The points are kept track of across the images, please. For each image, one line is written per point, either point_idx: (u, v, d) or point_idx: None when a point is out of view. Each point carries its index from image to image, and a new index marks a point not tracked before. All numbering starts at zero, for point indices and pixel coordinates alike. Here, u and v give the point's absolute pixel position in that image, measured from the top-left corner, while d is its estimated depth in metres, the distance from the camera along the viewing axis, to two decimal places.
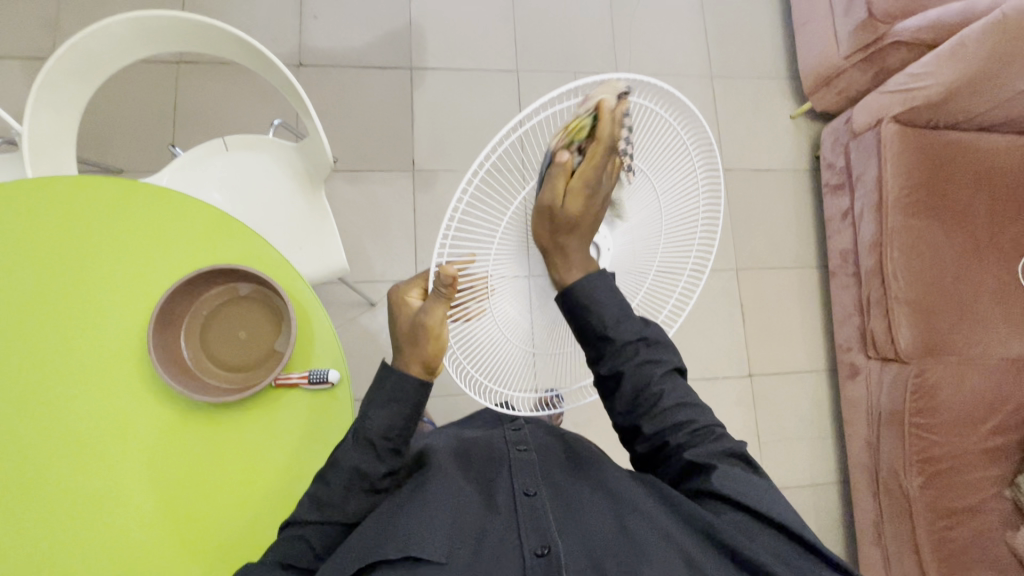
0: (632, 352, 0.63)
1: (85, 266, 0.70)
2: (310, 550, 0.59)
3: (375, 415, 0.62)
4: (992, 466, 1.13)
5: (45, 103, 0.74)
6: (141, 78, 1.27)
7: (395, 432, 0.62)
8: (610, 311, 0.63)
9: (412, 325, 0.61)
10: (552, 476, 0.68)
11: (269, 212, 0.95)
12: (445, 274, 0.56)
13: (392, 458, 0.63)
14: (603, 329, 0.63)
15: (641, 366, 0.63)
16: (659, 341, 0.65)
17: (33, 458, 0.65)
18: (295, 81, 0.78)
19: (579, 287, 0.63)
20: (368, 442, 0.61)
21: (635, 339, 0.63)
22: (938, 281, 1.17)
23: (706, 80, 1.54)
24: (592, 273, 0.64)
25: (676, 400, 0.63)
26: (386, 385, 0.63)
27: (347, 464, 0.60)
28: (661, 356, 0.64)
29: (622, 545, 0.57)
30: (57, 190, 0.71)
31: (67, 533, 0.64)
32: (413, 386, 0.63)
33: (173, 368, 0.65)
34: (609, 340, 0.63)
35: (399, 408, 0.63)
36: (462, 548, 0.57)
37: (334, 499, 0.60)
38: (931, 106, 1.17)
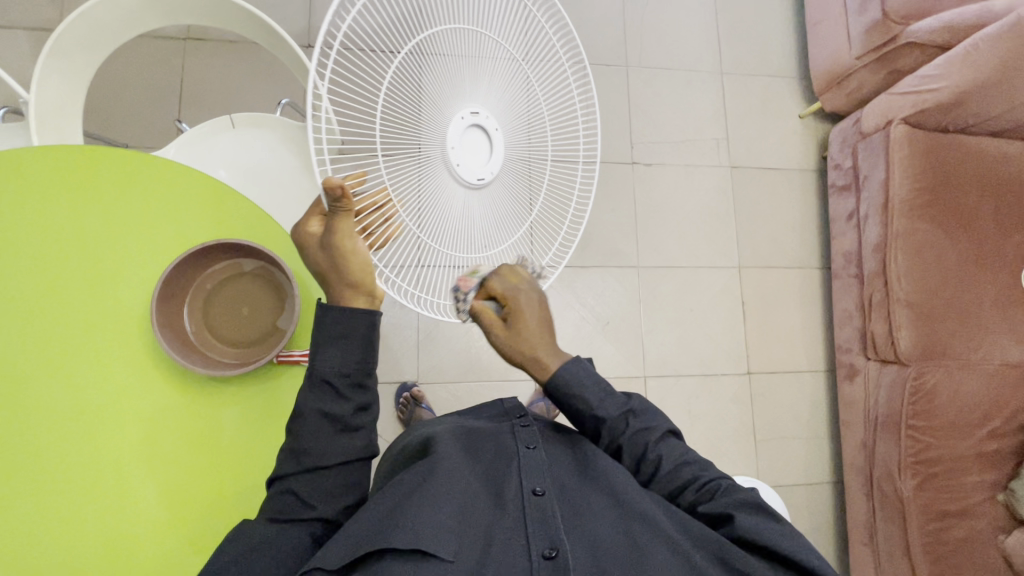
0: (622, 425, 0.70)
1: (89, 238, 0.69)
2: (302, 502, 0.59)
3: (323, 353, 0.60)
4: (986, 471, 1.13)
5: (51, 70, 0.73)
6: (147, 54, 1.26)
7: (350, 368, 0.61)
8: (592, 395, 0.70)
9: (324, 251, 0.60)
10: (561, 472, 0.67)
11: (273, 191, 0.95)
12: (329, 186, 0.54)
13: (357, 394, 0.62)
14: (591, 411, 0.70)
15: (634, 436, 0.69)
16: (646, 410, 0.71)
17: (30, 423, 0.65)
18: (305, 59, 0.76)
19: (561, 376, 0.69)
20: (324, 381, 0.60)
21: (623, 411, 0.70)
22: (942, 285, 1.17)
23: (716, 76, 1.53)
24: (570, 359, 0.70)
25: (673, 461, 0.67)
26: (329, 324, 0.61)
27: (308, 407, 0.60)
28: (652, 422, 0.70)
29: (625, 551, 0.58)
30: (64, 158, 0.70)
31: (62, 503, 0.64)
32: (354, 315, 0.61)
33: (177, 341, 0.65)
34: (601, 420, 0.70)
35: (346, 343, 0.61)
36: (471, 545, 0.57)
37: (310, 447, 0.59)
38: (943, 109, 1.17)
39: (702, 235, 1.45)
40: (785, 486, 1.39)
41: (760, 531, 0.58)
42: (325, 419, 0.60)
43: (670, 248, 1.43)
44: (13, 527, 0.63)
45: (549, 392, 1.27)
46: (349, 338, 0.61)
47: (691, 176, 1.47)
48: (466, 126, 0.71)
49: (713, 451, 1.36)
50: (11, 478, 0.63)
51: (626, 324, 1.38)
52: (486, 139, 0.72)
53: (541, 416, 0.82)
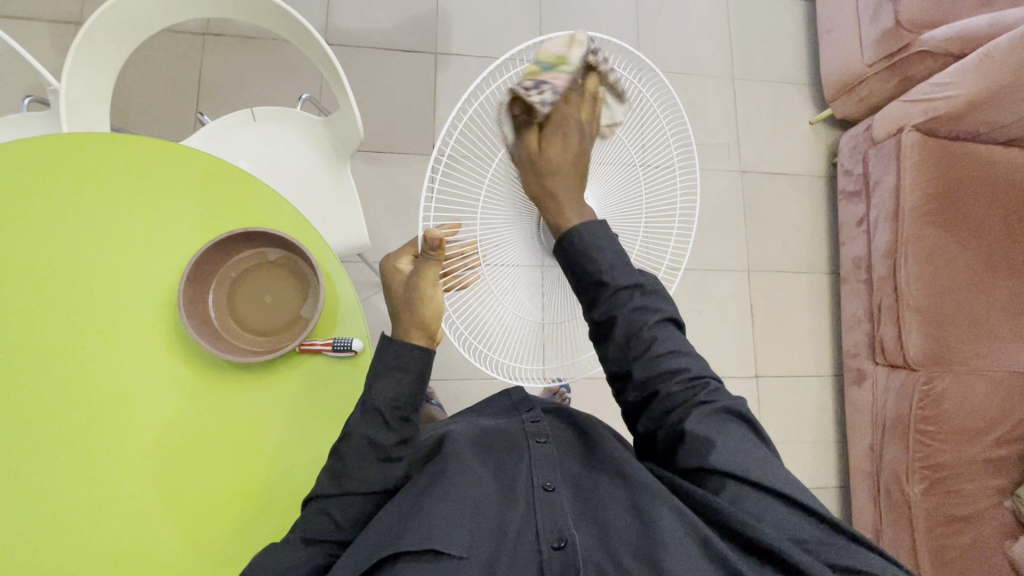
0: (625, 299, 0.64)
1: (114, 225, 0.70)
2: (333, 523, 0.61)
3: (381, 384, 0.61)
4: (993, 477, 1.14)
5: (83, 60, 0.74)
6: (168, 47, 1.27)
7: (402, 401, 0.62)
8: (607, 257, 0.64)
9: (406, 289, 0.63)
10: (569, 470, 0.68)
11: (293, 185, 0.96)
12: (431, 236, 0.59)
13: (404, 427, 0.62)
14: (598, 274, 0.64)
15: (634, 313, 0.63)
16: (654, 290, 0.66)
17: (53, 406, 0.66)
18: (332, 55, 0.77)
19: (579, 233, 0.64)
20: (375, 411, 0.61)
21: (630, 285, 0.64)
22: (951, 291, 1.18)
23: (727, 80, 1.54)
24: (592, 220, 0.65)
25: (671, 348, 0.63)
26: (388, 355, 0.62)
27: (358, 435, 0.60)
28: (656, 304, 0.64)
29: (642, 539, 0.58)
30: (91, 146, 0.71)
31: (83, 493, 0.64)
32: (416, 353, 0.62)
33: (202, 326, 0.66)
34: (603, 285, 0.64)
35: (401, 376, 0.62)
36: (482, 541, 0.58)
37: (351, 471, 0.60)
38: (954, 116, 1.18)
39: (711, 238, 1.46)
40: None
41: (740, 459, 0.59)
42: (371, 447, 0.60)
43: None
44: (31, 509, 0.63)
45: (557, 389, 1.26)
46: (405, 371, 0.62)
47: (701, 179, 1.48)
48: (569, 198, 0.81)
49: None
50: (32, 460, 0.64)
51: None
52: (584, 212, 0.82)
53: (551, 407, 0.81)
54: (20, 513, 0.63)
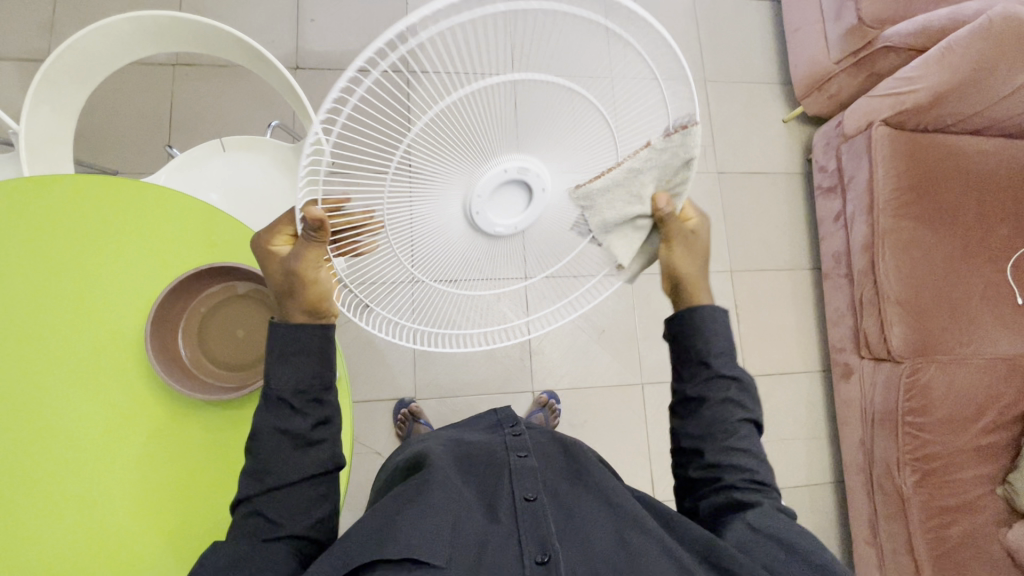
0: (722, 387, 0.64)
1: (77, 265, 0.69)
2: (268, 522, 0.57)
3: (278, 371, 0.58)
4: (984, 465, 1.14)
5: (41, 103, 0.74)
6: (137, 80, 1.27)
7: (306, 383, 0.59)
8: (717, 343, 0.65)
9: (286, 273, 0.57)
10: (553, 480, 0.66)
11: (265, 213, 0.96)
12: (310, 217, 0.50)
13: (316, 409, 0.60)
14: (704, 355, 0.65)
15: (725, 403, 0.64)
16: (749, 388, 0.66)
17: (19, 454, 0.64)
18: (294, 83, 0.78)
19: (695, 313, 0.66)
20: (279, 399, 0.58)
21: (730, 377, 0.65)
22: (930, 282, 1.19)
23: (699, 83, 1.55)
24: (716, 305, 0.66)
25: (747, 447, 0.63)
26: (276, 341, 0.59)
27: (263, 426, 0.58)
28: (747, 403, 0.65)
29: (623, 557, 0.57)
30: (48, 188, 0.70)
31: (61, 537, 0.63)
32: (309, 331, 0.60)
33: (172, 368, 0.65)
34: (706, 367, 0.65)
35: (299, 359, 0.59)
36: (462, 553, 0.56)
37: (269, 465, 0.57)
38: (921, 109, 1.19)
39: None
40: (787, 487, 1.39)
41: (781, 523, 0.58)
42: (282, 437, 0.58)
43: None
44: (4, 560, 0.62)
45: (546, 401, 1.27)
46: (303, 353, 0.59)
47: None
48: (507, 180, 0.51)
49: None
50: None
51: (621, 331, 1.39)
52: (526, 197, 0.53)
53: (534, 425, 0.82)
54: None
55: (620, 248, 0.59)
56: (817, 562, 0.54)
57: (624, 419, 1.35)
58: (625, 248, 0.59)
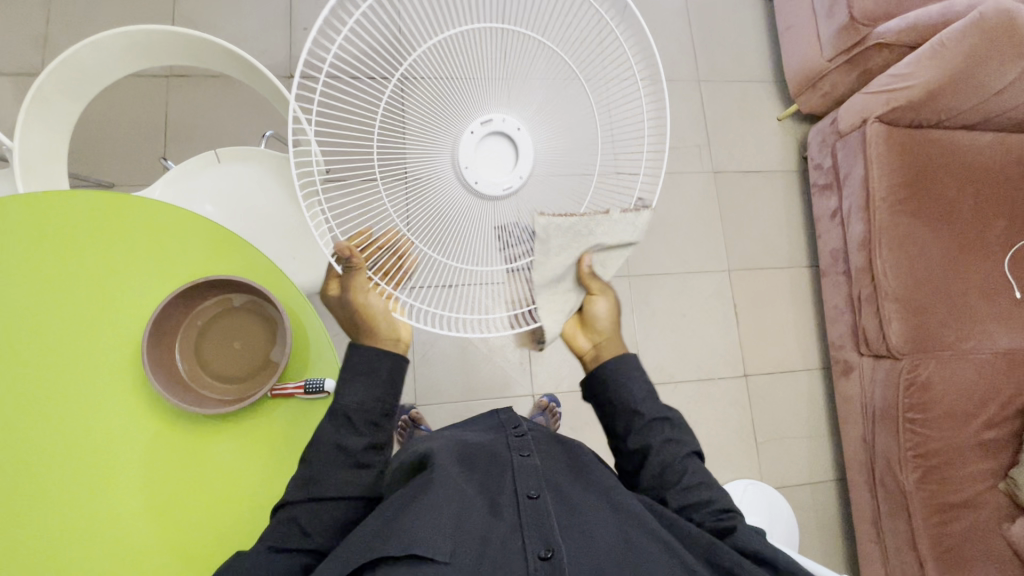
0: (657, 429, 0.71)
1: (77, 278, 0.69)
2: (301, 531, 0.62)
3: (348, 389, 0.67)
4: (986, 459, 1.14)
5: (35, 119, 0.74)
6: (132, 92, 1.27)
7: (368, 407, 0.68)
8: (637, 389, 0.73)
9: (343, 306, 0.69)
10: (554, 479, 0.66)
11: (261, 224, 0.96)
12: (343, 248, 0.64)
13: (371, 431, 0.68)
14: (632, 404, 0.72)
15: (665, 445, 0.70)
16: (680, 423, 0.73)
17: (20, 469, 0.63)
18: (287, 94, 0.78)
19: (613, 366, 0.74)
20: (343, 416, 0.66)
21: (660, 417, 0.72)
22: (928, 278, 1.19)
23: (694, 83, 1.55)
24: (631, 355, 0.75)
25: (697, 479, 0.67)
26: (352, 361, 0.69)
27: (325, 438, 0.65)
28: (680, 436, 0.71)
29: (626, 554, 0.56)
30: (46, 202, 0.70)
31: (62, 555, 0.62)
32: (384, 361, 0.69)
33: (170, 381, 0.65)
34: (638, 415, 0.72)
35: (365, 381, 0.68)
36: (466, 549, 0.55)
37: (319, 475, 0.63)
38: (915, 105, 1.20)
39: (690, 240, 1.47)
40: (790, 485, 1.39)
41: (755, 538, 0.61)
42: (340, 452, 0.65)
43: (659, 255, 1.44)
44: None
45: (546, 404, 1.26)
46: (369, 375, 0.69)
47: (676, 183, 1.49)
48: (479, 137, 0.65)
49: (716, 454, 1.36)
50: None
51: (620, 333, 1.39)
52: (509, 148, 0.66)
53: (536, 425, 0.80)
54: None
55: (546, 304, 0.67)
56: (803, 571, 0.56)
57: None
58: (551, 303, 0.67)
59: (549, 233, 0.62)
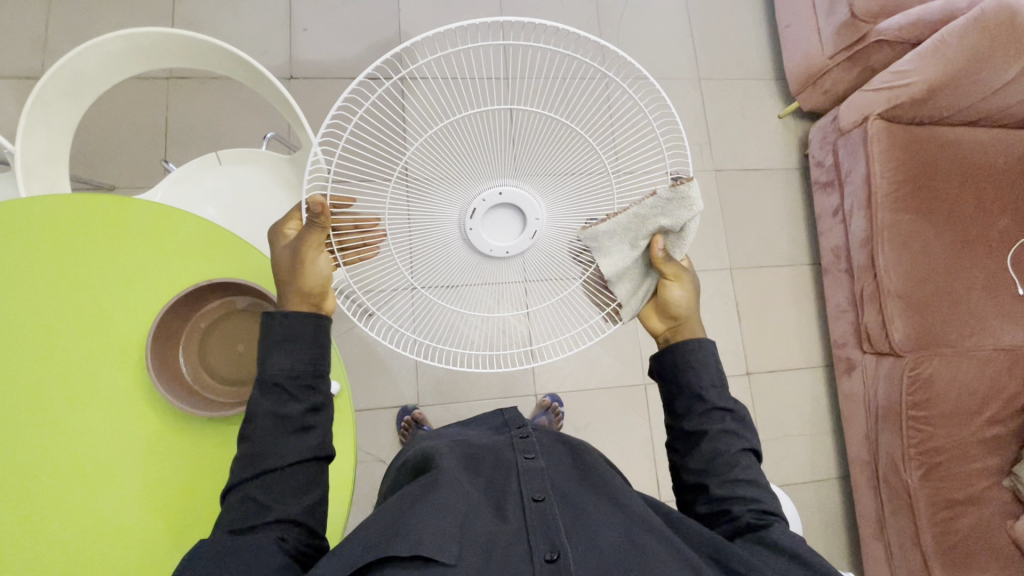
0: (717, 419, 0.67)
1: (80, 282, 0.69)
2: (260, 506, 0.55)
3: (273, 357, 0.59)
4: (990, 456, 1.14)
5: (36, 123, 0.74)
6: (132, 95, 1.27)
7: (300, 370, 0.60)
8: (710, 374, 0.69)
9: (292, 256, 0.63)
10: (559, 479, 0.66)
11: (264, 226, 0.96)
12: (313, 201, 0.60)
13: (310, 395, 0.60)
14: (699, 387, 0.68)
15: (723, 436, 0.65)
16: (744, 419, 0.68)
17: (24, 473, 0.63)
18: (288, 95, 0.78)
19: (685, 346, 0.70)
20: (274, 385, 0.58)
21: (725, 409, 0.67)
22: (930, 275, 1.19)
23: (694, 81, 1.55)
24: (706, 340, 0.71)
25: (750, 476, 0.63)
26: (275, 327, 0.60)
27: (259, 410, 0.57)
28: (741, 431, 0.67)
29: (630, 554, 0.56)
30: (49, 205, 0.70)
31: (67, 559, 0.62)
32: (303, 317, 0.62)
33: (174, 384, 0.65)
34: (701, 399, 0.68)
35: (292, 346, 0.60)
36: (471, 551, 0.55)
37: (262, 446, 0.56)
38: (916, 103, 1.19)
39: (691, 238, 1.47)
40: (793, 483, 1.39)
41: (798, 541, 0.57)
42: (277, 420, 0.57)
43: None
44: None
45: (549, 404, 1.26)
46: (298, 340, 0.61)
47: None
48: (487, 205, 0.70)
49: None
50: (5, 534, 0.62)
51: (622, 332, 1.39)
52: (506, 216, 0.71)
53: (541, 428, 0.80)
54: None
55: (613, 282, 0.71)
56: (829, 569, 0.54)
57: (627, 420, 1.35)
58: (618, 282, 0.71)
59: (598, 253, 0.70)
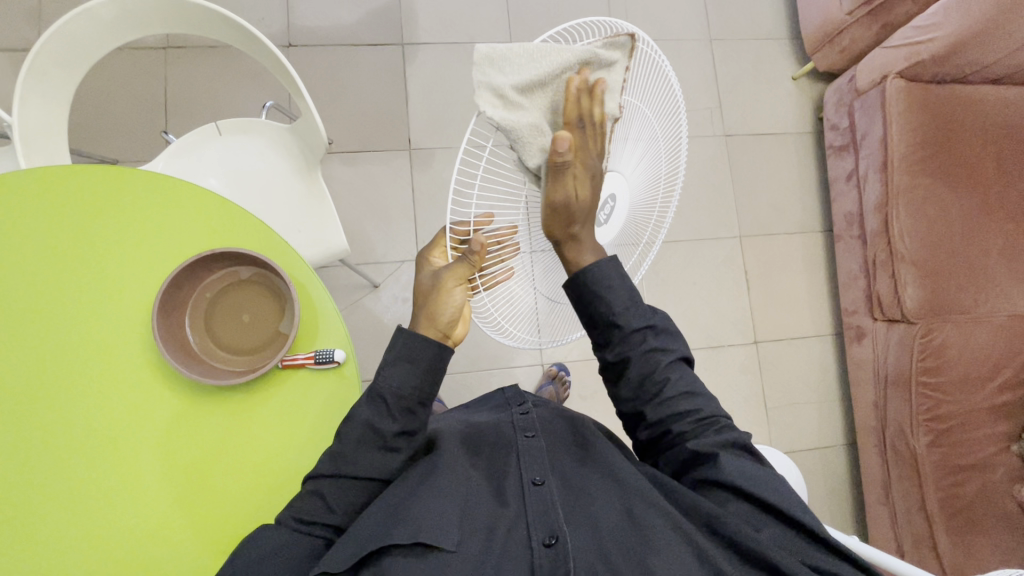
0: (639, 340, 0.64)
1: (83, 256, 0.69)
2: (325, 507, 0.59)
3: (387, 372, 0.62)
4: (998, 423, 1.13)
5: (33, 92, 0.73)
6: (130, 66, 1.25)
7: (408, 391, 0.62)
8: (618, 300, 0.64)
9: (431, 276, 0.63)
10: (561, 461, 0.66)
11: (266, 197, 0.95)
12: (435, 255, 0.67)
13: (406, 418, 0.62)
14: (611, 316, 0.64)
15: (645, 356, 0.63)
16: (666, 329, 0.66)
17: (41, 437, 0.65)
18: (284, 60, 0.76)
19: (589, 274, 0.63)
20: (380, 396, 0.61)
21: (643, 326, 0.64)
22: (946, 241, 1.16)
23: (705, 42, 1.49)
24: (603, 258, 0.64)
25: (680, 390, 0.62)
26: (397, 344, 0.62)
27: (359, 418, 0.60)
28: (667, 344, 0.65)
29: (631, 537, 0.56)
30: (51, 179, 0.70)
31: (82, 519, 0.64)
32: (428, 348, 0.62)
33: (181, 353, 0.65)
34: (618, 327, 0.64)
35: (410, 367, 0.62)
36: (473, 538, 0.56)
37: (348, 452, 0.60)
38: (937, 60, 1.15)
39: (700, 206, 1.44)
40: (799, 451, 1.40)
41: (743, 473, 0.58)
42: (371, 433, 0.60)
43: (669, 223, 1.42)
44: (27, 543, 0.63)
45: (555, 373, 1.27)
46: (413, 361, 0.62)
47: None
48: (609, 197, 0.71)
49: None
50: (19, 501, 0.63)
51: None
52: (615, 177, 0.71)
53: (542, 403, 0.80)
54: (11, 555, 0.62)
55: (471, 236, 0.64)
56: (811, 530, 0.55)
57: None
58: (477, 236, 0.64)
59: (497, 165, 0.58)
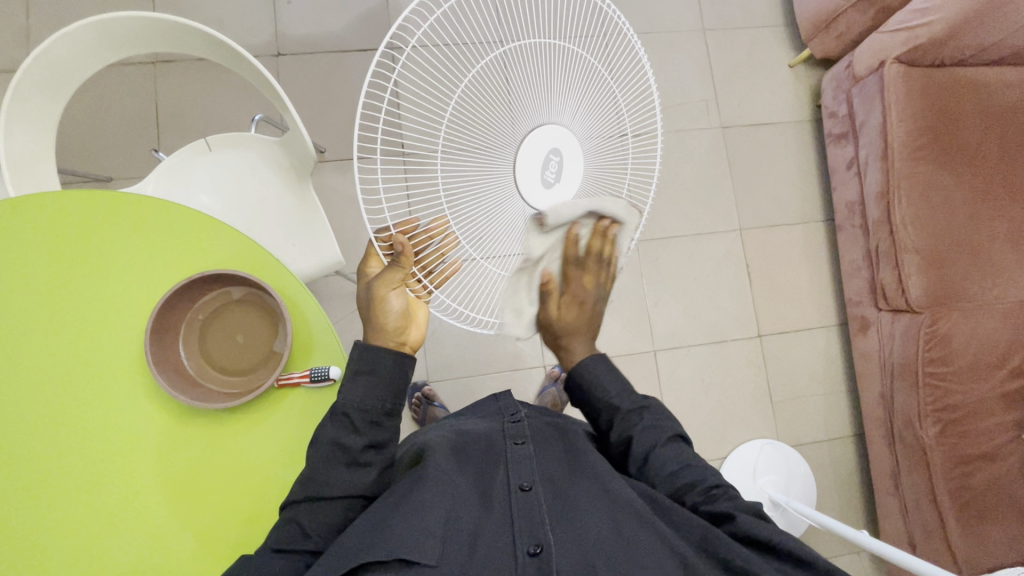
0: (634, 420, 0.69)
1: (75, 280, 0.69)
2: (302, 531, 0.59)
3: (347, 389, 0.63)
4: (1008, 412, 1.11)
5: (17, 119, 0.72)
6: (120, 83, 1.25)
7: (370, 404, 0.64)
8: (611, 387, 0.70)
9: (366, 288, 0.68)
10: (549, 468, 0.65)
11: (259, 213, 0.95)
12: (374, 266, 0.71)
13: (371, 431, 0.63)
14: (606, 400, 0.70)
15: (643, 432, 0.68)
16: (659, 410, 0.71)
17: (38, 461, 0.65)
18: (267, 72, 0.75)
19: (585, 367, 0.70)
20: (343, 415, 0.62)
21: (636, 407, 0.70)
22: (949, 227, 1.14)
23: (698, 33, 1.47)
24: (594, 354, 0.71)
25: (680, 462, 0.64)
26: (353, 359, 0.65)
27: (323, 437, 0.61)
28: (659, 422, 0.69)
29: (616, 547, 0.55)
30: (37, 204, 0.70)
31: (83, 541, 0.64)
32: (388, 358, 0.66)
33: (175, 376, 0.65)
34: (613, 409, 0.70)
35: (369, 379, 0.64)
36: (454, 547, 0.55)
37: (317, 473, 0.60)
38: (936, 44, 1.12)
39: (699, 200, 1.42)
40: (807, 444, 1.39)
41: (764, 526, 0.56)
42: (337, 451, 0.61)
43: (668, 218, 1.41)
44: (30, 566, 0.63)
45: (558, 375, 1.27)
46: (371, 373, 0.64)
47: (683, 141, 1.43)
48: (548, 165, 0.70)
49: (730, 416, 1.36)
50: (21, 526, 0.64)
51: (629, 301, 1.37)
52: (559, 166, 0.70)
53: (535, 412, 0.81)
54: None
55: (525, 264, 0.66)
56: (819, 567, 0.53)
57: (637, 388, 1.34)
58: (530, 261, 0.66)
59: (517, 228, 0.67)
